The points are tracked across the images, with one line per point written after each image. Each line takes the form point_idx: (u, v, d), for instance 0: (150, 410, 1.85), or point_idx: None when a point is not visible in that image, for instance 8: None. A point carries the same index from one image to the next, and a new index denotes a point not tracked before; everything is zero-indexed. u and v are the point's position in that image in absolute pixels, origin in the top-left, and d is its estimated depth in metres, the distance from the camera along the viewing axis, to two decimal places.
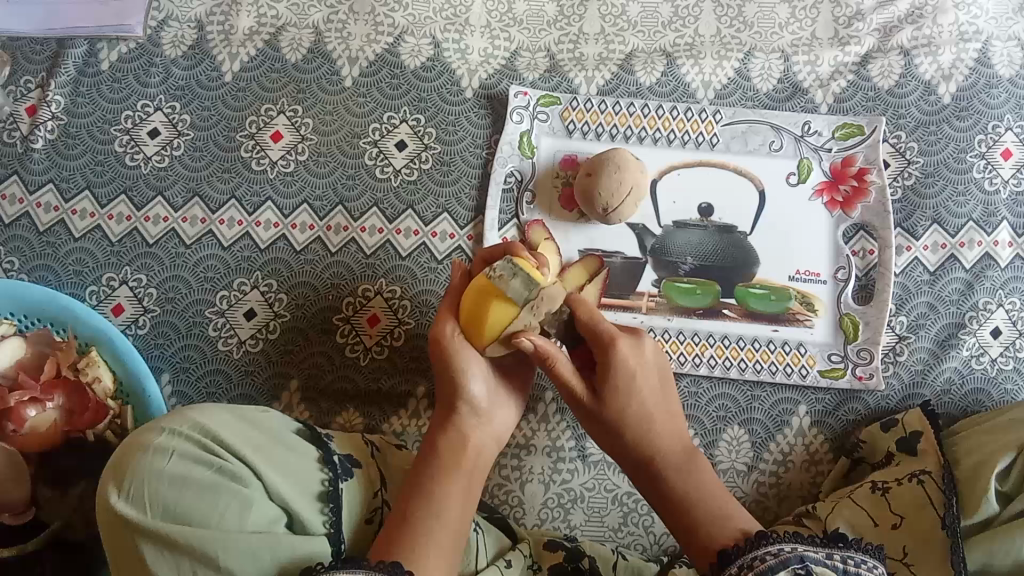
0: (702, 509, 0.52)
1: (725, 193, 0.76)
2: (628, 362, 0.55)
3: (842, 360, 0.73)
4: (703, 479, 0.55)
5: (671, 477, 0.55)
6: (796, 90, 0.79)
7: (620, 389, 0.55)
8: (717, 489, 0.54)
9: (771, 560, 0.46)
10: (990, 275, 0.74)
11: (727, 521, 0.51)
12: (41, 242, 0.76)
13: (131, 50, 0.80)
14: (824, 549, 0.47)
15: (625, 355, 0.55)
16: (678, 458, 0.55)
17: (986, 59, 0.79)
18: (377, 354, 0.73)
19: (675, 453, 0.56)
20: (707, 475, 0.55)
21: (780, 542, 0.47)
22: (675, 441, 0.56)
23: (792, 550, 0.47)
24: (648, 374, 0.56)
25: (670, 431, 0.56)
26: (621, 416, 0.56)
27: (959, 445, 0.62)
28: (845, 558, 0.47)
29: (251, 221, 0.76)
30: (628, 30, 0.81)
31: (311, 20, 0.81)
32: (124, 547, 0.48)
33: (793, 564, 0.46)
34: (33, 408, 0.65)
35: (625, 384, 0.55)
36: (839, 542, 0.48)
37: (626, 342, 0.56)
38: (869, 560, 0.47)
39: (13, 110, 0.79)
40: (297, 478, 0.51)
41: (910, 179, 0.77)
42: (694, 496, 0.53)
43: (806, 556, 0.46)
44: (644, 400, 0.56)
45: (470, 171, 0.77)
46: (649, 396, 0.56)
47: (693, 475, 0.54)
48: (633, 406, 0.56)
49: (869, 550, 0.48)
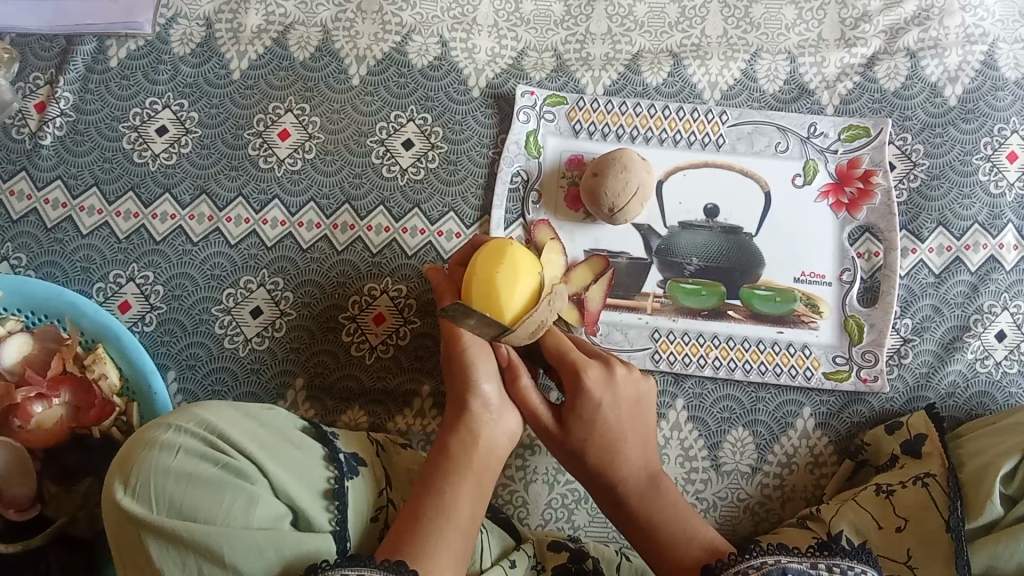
0: (668, 533, 0.54)
1: (731, 195, 0.76)
2: (593, 390, 0.57)
3: (847, 362, 0.73)
4: (669, 500, 0.56)
5: (637, 502, 0.56)
6: (802, 91, 0.79)
7: (585, 416, 0.57)
8: (685, 512, 0.55)
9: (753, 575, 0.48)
10: (995, 278, 0.74)
11: (695, 540, 0.53)
12: (49, 239, 0.76)
13: (139, 47, 0.81)
14: (808, 560, 0.49)
15: (590, 383, 0.57)
16: (643, 481, 0.56)
17: (993, 61, 0.79)
18: (382, 353, 0.73)
19: (641, 478, 0.56)
20: (672, 498, 0.56)
21: (764, 555, 0.49)
22: (641, 465, 0.57)
23: (775, 563, 0.48)
24: (616, 399, 0.57)
25: (635, 454, 0.57)
26: (587, 441, 0.57)
27: (963, 449, 0.62)
28: (829, 566, 0.48)
29: (258, 219, 0.76)
30: (635, 30, 0.81)
31: (319, 19, 0.81)
32: (130, 543, 0.48)
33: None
34: (39, 404, 0.66)
35: (590, 412, 0.57)
36: (827, 552, 0.49)
37: (593, 373, 0.57)
38: (856, 567, 0.48)
39: (21, 107, 0.80)
40: (303, 476, 0.51)
41: (916, 181, 0.77)
42: (660, 518, 0.55)
43: (789, 568, 0.48)
44: (610, 427, 0.57)
45: (476, 170, 0.77)
46: (616, 421, 0.57)
47: (659, 500, 0.56)
48: (600, 433, 0.57)
49: (862, 557, 0.49)
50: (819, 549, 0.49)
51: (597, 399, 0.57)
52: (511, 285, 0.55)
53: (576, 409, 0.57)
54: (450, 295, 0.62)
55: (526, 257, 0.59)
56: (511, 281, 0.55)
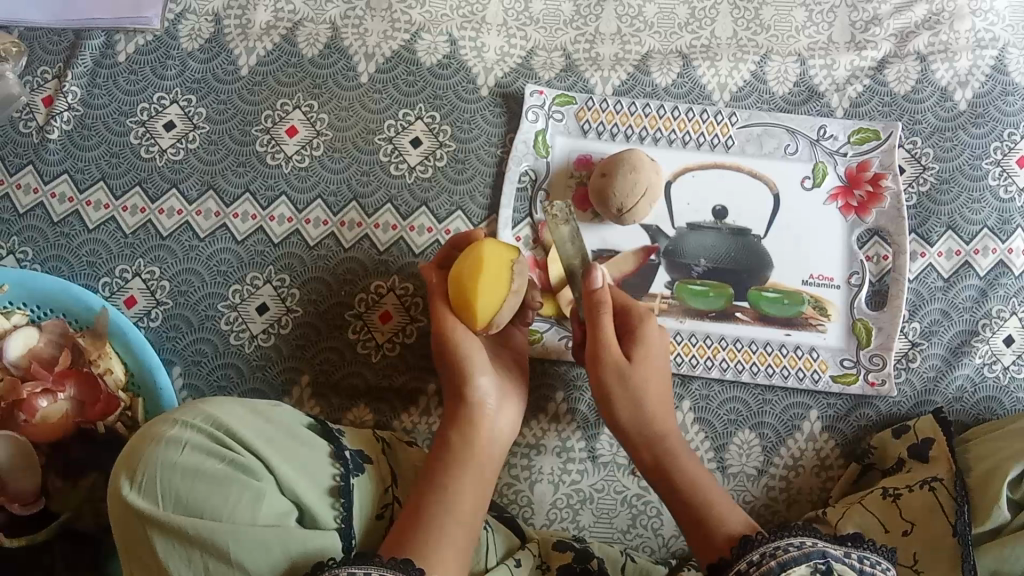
0: (711, 495, 0.56)
1: (739, 197, 0.76)
2: (657, 345, 0.62)
3: (855, 365, 0.73)
4: (699, 466, 0.59)
5: (680, 462, 0.58)
6: (811, 94, 0.79)
7: (648, 366, 0.60)
8: (712, 480, 0.58)
9: (794, 553, 0.47)
10: (1004, 283, 0.74)
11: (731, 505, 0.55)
12: (56, 233, 0.76)
13: (148, 42, 0.81)
14: (841, 547, 0.48)
15: (654, 340, 0.61)
16: (685, 446, 0.59)
17: (1003, 66, 0.79)
18: (388, 351, 0.73)
19: (679, 440, 0.60)
20: (700, 466, 0.59)
21: (803, 535, 0.48)
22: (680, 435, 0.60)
23: (815, 545, 0.48)
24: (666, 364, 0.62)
25: (675, 424, 0.61)
26: (643, 394, 0.59)
27: (970, 453, 0.62)
28: (862, 558, 0.48)
29: (265, 216, 0.76)
30: (644, 30, 0.81)
31: (328, 16, 0.81)
32: (136, 539, 0.48)
33: (815, 559, 0.47)
34: (45, 399, 0.66)
35: (650, 368, 0.60)
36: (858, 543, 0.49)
37: (658, 330, 0.63)
38: (882, 562, 0.48)
39: (29, 101, 0.80)
40: (309, 473, 0.51)
41: (925, 185, 0.77)
42: (700, 476, 0.57)
43: (828, 552, 0.47)
44: (661, 391, 0.61)
45: (484, 169, 0.77)
46: (664, 384, 0.62)
47: (694, 461, 0.59)
48: (655, 385, 0.60)
49: (881, 551, 0.49)
50: (849, 537, 0.49)
51: (656, 357, 0.61)
52: (471, 284, 0.57)
53: (641, 360, 0.60)
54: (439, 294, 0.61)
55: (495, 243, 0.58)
56: (469, 281, 0.57)
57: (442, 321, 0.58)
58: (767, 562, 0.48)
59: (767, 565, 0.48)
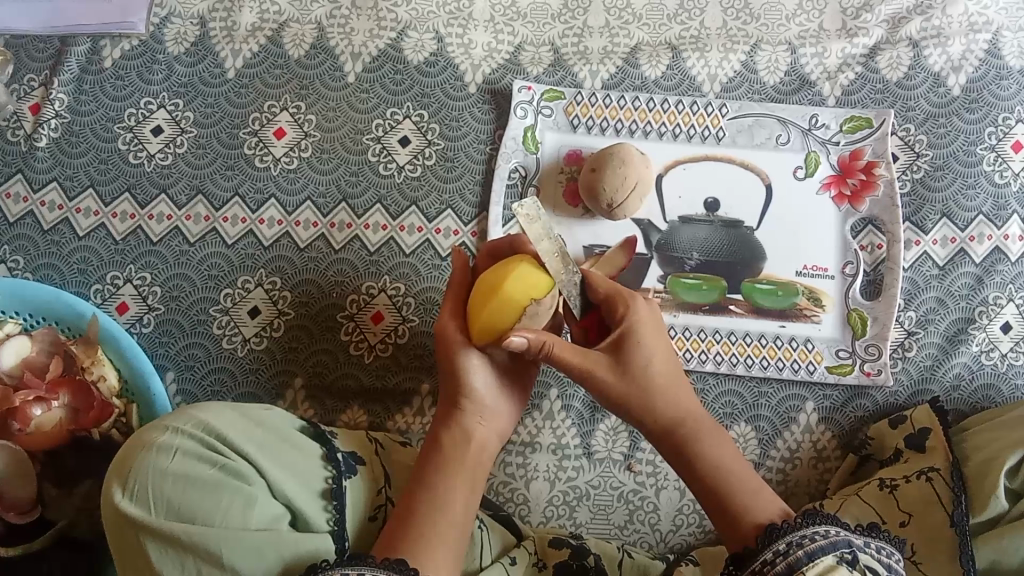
0: (736, 480, 0.52)
1: (731, 189, 0.76)
2: (644, 322, 0.55)
3: (850, 356, 0.72)
4: (724, 445, 0.54)
5: (698, 443, 0.53)
6: (803, 82, 0.78)
7: (638, 352, 0.54)
8: (739, 461, 0.53)
9: (820, 542, 0.46)
10: (1000, 270, 0.73)
11: (758, 491, 0.51)
12: (46, 241, 0.76)
13: (134, 47, 0.80)
14: (863, 537, 0.47)
15: (642, 320, 0.55)
16: (705, 423, 0.54)
17: (997, 49, 0.78)
18: (381, 352, 0.72)
19: (696, 419, 0.54)
20: (726, 443, 0.54)
21: (827, 523, 0.47)
22: (698, 408, 0.55)
23: (840, 533, 0.46)
24: (663, 338, 0.56)
25: (691, 398, 0.55)
26: (642, 384, 0.54)
27: (967, 443, 0.62)
28: (879, 548, 0.47)
29: (255, 219, 0.76)
30: (633, 23, 0.81)
31: (314, 16, 0.80)
32: (129, 546, 0.48)
33: (841, 549, 0.45)
34: (39, 407, 0.65)
35: (645, 352, 0.54)
36: (876, 532, 0.48)
37: (641, 306, 0.55)
38: (893, 551, 0.47)
39: (17, 109, 0.79)
40: (300, 475, 0.51)
41: (919, 172, 0.76)
42: (723, 461, 0.53)
43: (853, 543, 0.46)
44: (663, 372, 0.55)
45: (474, 166, 0.77)
46: (665, 361, 0.55)
47: (717, 441, 0.54)
48: (651, 369, 0.54)
49: (892, 541, 0.48)
50: (869, 528, 0.48)
51: (650, 338, 0.55)
52: (483, 305, 0.54)
53: (630, 349, 0.54)
54: (456, 294, 0.60)
55: (525, 273, 0.53)
56: (483, 300, 0.54)
57: (446, 338, 0.57)
58: (793, 551, 0.46)
59: (794, 555, 0.45)
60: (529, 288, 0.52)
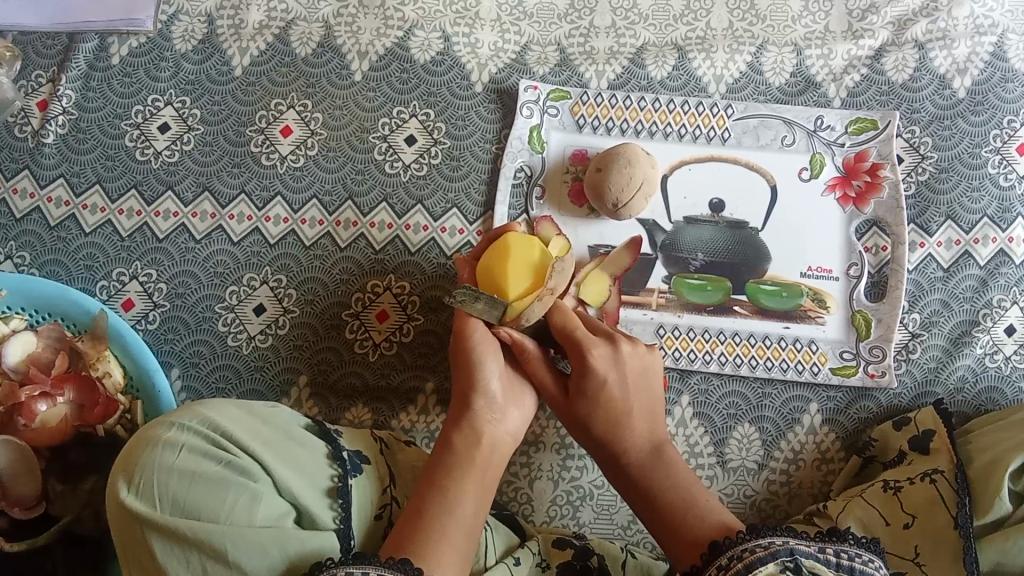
0: (674, 502, 0.53)
1: (737, 190, 0.76)
2: (599, 366, 0.56)
3: (854, 357, 0.72)
4: (673, 473, 0.55)
5: (644, 471, 0.55)
6: (808, 84, 0.78)
7: (589, 391, 0.56)
8: (688, 483, 0.54)
9: (761, 554, 0.45)
10: (1004, 272, 0.74)
11: (697, 513, 0.52)
12: (52, 237, 0.76)
13: (141, 44, 0.81)
14: (816, 543, 0.45)
15: (596, 362, 0.56)
16: (650, 454, 0.56)
17: (1002, 52, 0.78)
18: (386, 350, 0.73)
19: (646, 450, 0.56)
20: (677, 470, 0.55)
21: (770, 535, 0.46)
22: (648, 438, 0.57)
23: (783, 543, 0.45)
24: (622, 374, 0.56)
25: (645, 430, 0.57)
26: (593, 415, 0.57)
27: (972, 446, 0.62)
28: (839, 551, 0.45)
29: (261, 217, 0.76)
30: (640, 23, 0.81)
31: (321, 14, 0.80)
32: (134, 542, 0.48)
33: (782, 557, 0.44)
34: (44, 403, 0.66)
35: (595, 388, 0.56)
36: (838, 536, 0.46)
37: (600, 350, 0.56)
38: (865, 555, 0.45)
39: (24, 105, 0.80)
40: (307, 473, 0.51)
41: (924, 174, 0.76)
42: (666, 488, 0.54)
43: (797, 550, 0.45)
44: (618, 406, 0.56)
45: (479, 166, 0.77)
46: (621, 396, 0.56)
47: (662, 470, 0.55)
48: (603, 405, 0.56)
49: (868, 545, 0.46)
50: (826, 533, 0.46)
51: (603, 376, 0.56)
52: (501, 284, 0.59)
53: (581, 385, 0.56)
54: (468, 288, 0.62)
55: (520, 254, 0.60)
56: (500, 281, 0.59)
57: (463, 331, 0.58)
58: (733, 565, 0.46)
59: (734, 569, 0.45)
60: (529, 277, 0.59)
